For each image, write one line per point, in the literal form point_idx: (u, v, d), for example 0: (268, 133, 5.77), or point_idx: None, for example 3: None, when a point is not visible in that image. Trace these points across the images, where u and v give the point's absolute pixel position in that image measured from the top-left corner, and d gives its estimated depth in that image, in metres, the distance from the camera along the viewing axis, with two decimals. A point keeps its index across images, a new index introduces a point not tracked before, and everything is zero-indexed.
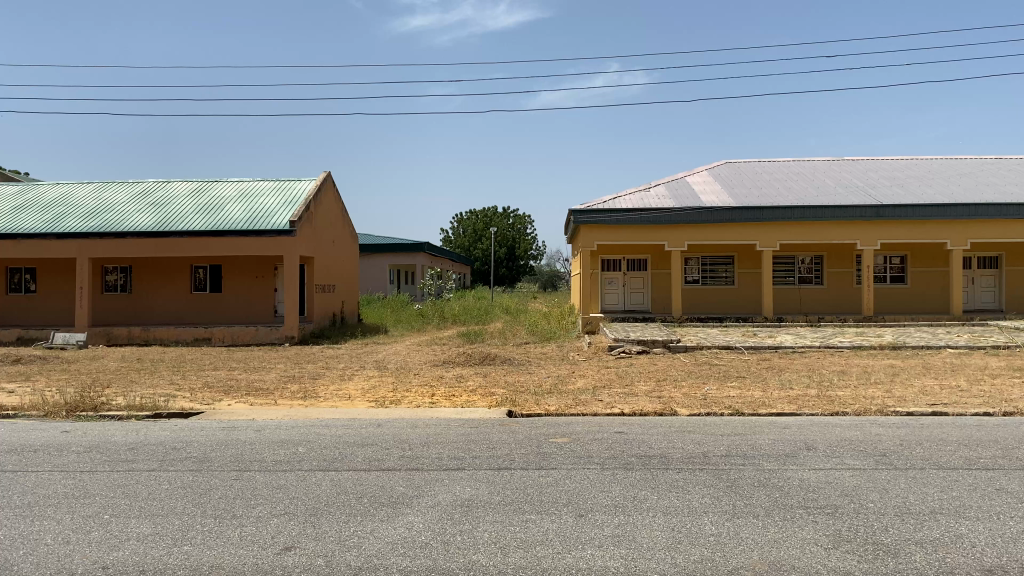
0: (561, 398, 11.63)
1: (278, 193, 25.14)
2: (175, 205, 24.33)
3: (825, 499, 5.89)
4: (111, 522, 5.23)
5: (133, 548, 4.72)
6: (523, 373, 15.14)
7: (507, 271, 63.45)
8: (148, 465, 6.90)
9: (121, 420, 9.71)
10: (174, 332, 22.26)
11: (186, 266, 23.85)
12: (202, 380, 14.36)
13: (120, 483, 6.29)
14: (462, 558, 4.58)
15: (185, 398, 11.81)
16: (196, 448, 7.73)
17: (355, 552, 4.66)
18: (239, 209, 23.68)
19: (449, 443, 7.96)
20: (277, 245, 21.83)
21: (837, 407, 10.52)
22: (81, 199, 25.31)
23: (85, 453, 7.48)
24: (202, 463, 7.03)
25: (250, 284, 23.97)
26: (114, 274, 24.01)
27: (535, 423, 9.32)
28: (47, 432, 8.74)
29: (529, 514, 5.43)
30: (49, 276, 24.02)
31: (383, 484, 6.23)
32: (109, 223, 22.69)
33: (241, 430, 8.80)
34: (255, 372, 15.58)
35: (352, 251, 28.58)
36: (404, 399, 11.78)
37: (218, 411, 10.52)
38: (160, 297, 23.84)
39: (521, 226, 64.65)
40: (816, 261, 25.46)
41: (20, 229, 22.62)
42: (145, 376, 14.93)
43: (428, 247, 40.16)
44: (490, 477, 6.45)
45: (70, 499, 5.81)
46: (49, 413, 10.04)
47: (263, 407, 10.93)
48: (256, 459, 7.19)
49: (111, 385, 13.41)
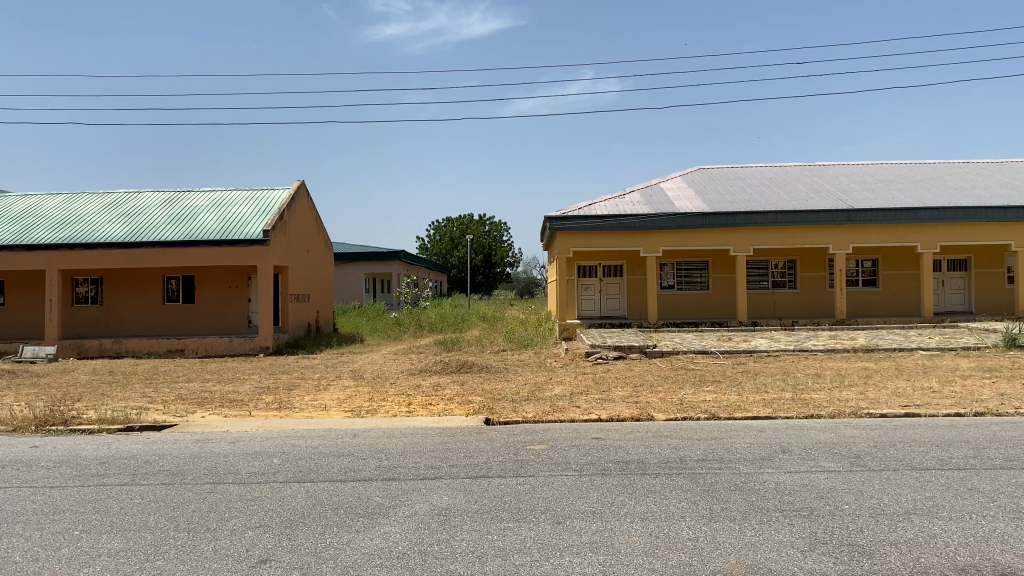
0: (538, 405, 11.63)
1: (252, 202, 24.94)
2: (147, 215, 24.03)
3: (800, 501, 5.92)
4: (81, 539, 5.13)
5: (104, 565, 4.63)
6: (500, 380, 15.13)
7: (483, 279, 63.52)
8: (120, 480, 6.80)
9: (92, 434, 9.57)
10: (147, 344, 21.99)
11: (159, 277, 23.58)
12: (176, 391, 14.22)
13: (91, 498, 6.18)
14: (440, 567, 4.56)
15: (158, 410, 11.64)
16: (170, 461, 7.64)
17: (331, 564, 4.61)
18: (212, 219, 23.47)
19: (427, 452, 7.94)
20: (252, 255, 21.65)
21: (813, 410, 10.64)
22: (51, 210, 24.95)
23: (57, 467, 7.37)
24: (176, 476, 6.95)
25: (224, 295, 23.78)
26: (85, 285, 23.71)
27: (513, 431, 9.31)
28: (16, 447, 8.59)
29: (507, 522, 5.41)
30: (18, 288, 23.66)
31: (360, 494, 6.19)
32: (79, 235, 22.36)
33: (216, 442, 8.72)
34: (231, 383, 15.43)
35: (326, 261, 28.39)
36: (382, 408, 11.72)
37: (192, 423, 10.37)
38: (133, 309, 23.57)
39: (497, 233, 64.88)
40: (790, 265, 25.68)
41: None
42: (117, 389, 14.66)
43: (403, 255, 40.43)
44: (467, 486, 6.42)
45: (39, 515, 5.70)
46: (18, 428, 9.85)
47: (238, 419, 10.81)
48: (231, 471, 7.12)
49: (82, 398, 13.16)
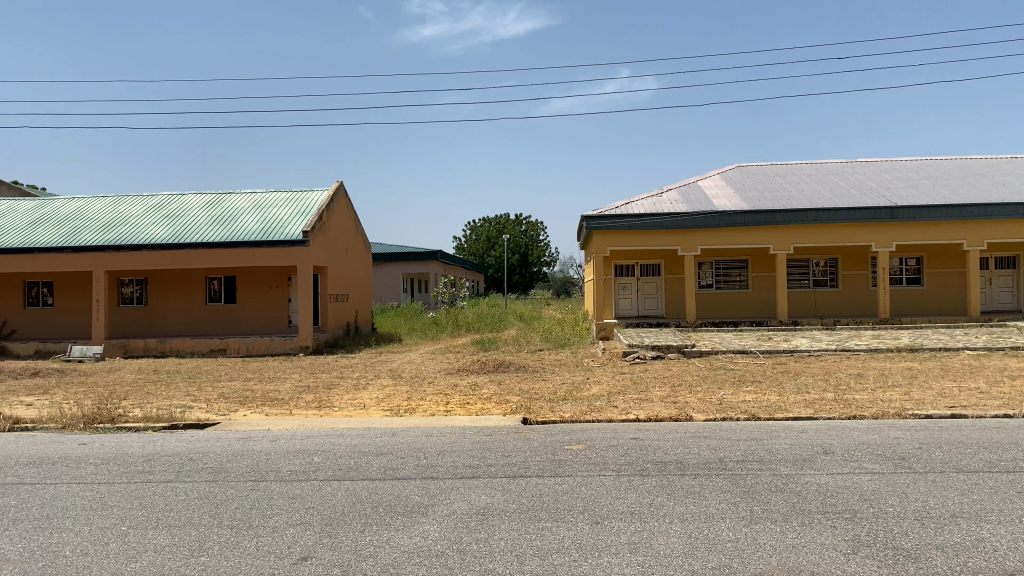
0: (576, 405, 11.59)
1: (292, 203, 25.25)
2: (190, 217, 24.45)
3: (843, 504, 5.83)
4: (128, 534, 5.24)
5: (150, 560, 4.73)
6: (538, 380, 15.14)
7: (520, 278, 63.57)
8: (165, 477, 6.93)
9: (138, 432, 9.77)
10: (190, 343, 22.37)
11: (201, 278, 23.99)
12: (218, 390, 14.45)
13: (137, 494, 6.31)
14: (478, 566, 4.57)
15: (202, 409, 11.83)
16: (213, 458, 7.77)
17: (371, 562, 4.65)
18: (252, 221, 23.79)
19: (465, 451, 7.97)
20: (292, 256, 21.93)
21: (856, 410, 10.45)
22: (97, 213, 25.50)
23: (104, 464, 7.53)
24: (218, 473, 7.06)
25: (265, 295, 24.10)
26: (130, 286, 24.21)
27: (550, 431, 9.31)
28: (66, 444, 8.80)
29: (545, 522, 5.41)
30: (66, 289, 24.24)
31: (398, 492, 6.24)
32: (124, 237, 22.82)
33: (258, 440, 8.84)
34: (272, 382, 15.66)
35: (364, 262, 28.67)
36: (420, 407, 11.80)
37: (234, 422, 10.53)
38: (176, 309, 24.00)
39: (533, 232, 64.86)
40: (831, 263, 25.29)
41: (37, 242, 22.80)
42: (162, 387, 14.95)
43: (440, 255, 40.66)
44: (505, 486, 6.43)
45: (88, 511, 5.83)
46: (67, 425, 10.08)
47: (280, 417, 10.95)
48: (272, 468, 7.22)
49: (128, 397, 13.44)
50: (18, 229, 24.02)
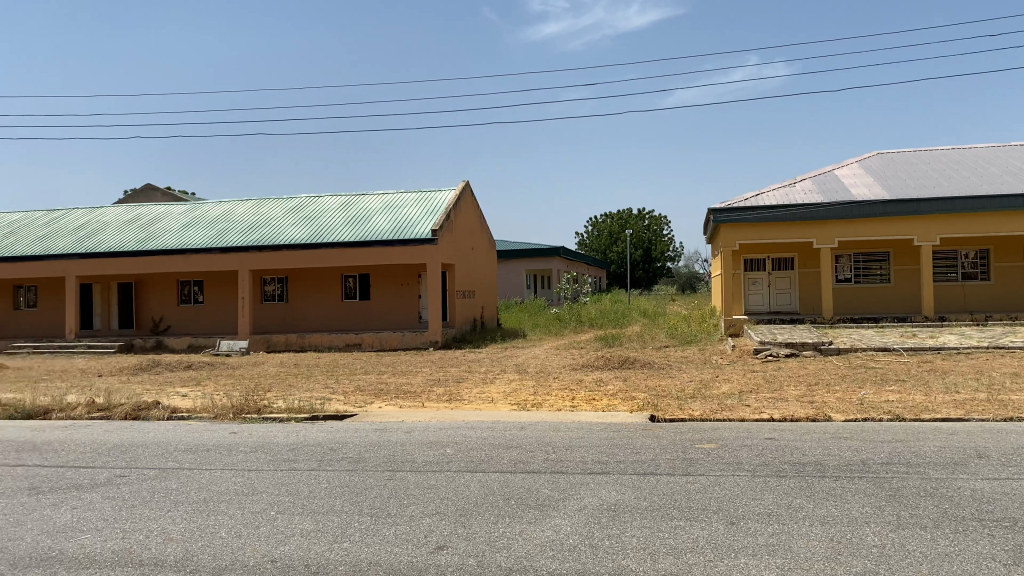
0: (705, 403, 11.34)
1: (420, 203, 25.95)
2: (325, 218, 25.54)
3: (1001, 511, 5.44)
4: (276, 519, 5.55)
5: (298, 544, 4.98)
6: (665, 377, 14.92)
7: (644, 274, 62.78)
8: (309, 465, 7.29)
9: (282, 422, 10.30)
10: (327, 338, 23.38)
11: (337, 276, 25.03)
12: (354, 383, 15.03)
13: (284, 481, 6.67)
14: (611, 562, 4.56)
15: (339, 401, 12.34)
16: (352, 448, 8.10)
17: (505, 553, 4.72)
18: (383, 220, 24.60)
19: (594, 447, 7.95)
20: (421, 254, 22.53)
21: (1013, 412, 9.73)
22: (241, 216, 27.04)
23: (253, 452, 7.99)
24: (357, 463, 7.36)
25: (395, 292, 24.87)
26: (271, 284, 25.55)
27: (680, 429, 9.16)
28: (218, 432, 9.39)
29: (678, 520, 5.34)
30: (215, 287, 25.86)
31: (530, 486, 6.30)
32: (266, 238, 24.09)
33: (392, 432, 9.14)
34: (403, 376, 16.16)
35: (490, 260, 29.11)
36: (546, 403, 11.88)
37: (369, 414, 10.92)
38: (314, 306, 25.14)
39: (657, 227, 63.93)
40: (982, 255, 23.64)
41: (189, 244, 24.41)
42: (302, 380, 15.70)
43: (563, 251, 40.73)
44: (636, 483, 6.38)
45: (240, 495, 6.21)
46: (219, 415, 10.75)
47: (412, 410, 11.27)
48: (407, 459, 7.45)
49: (272, 389, 14.20)
50: (173, 232, 25.78)
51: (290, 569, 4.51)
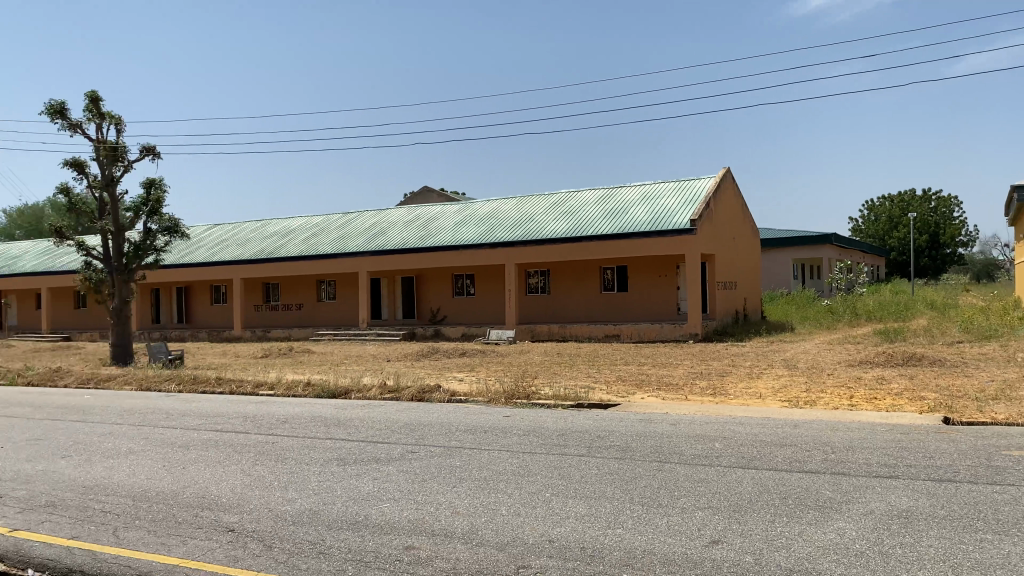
0: (1012, 406, 10.05)
1: (680, 193, 25.61)
2: (586, 211, 26.06)
3: None
4: (552, 501, 5.77)
5: (573, 526, 5.14)
6: (959, 375, 13.45)
7: (929, 261, 56.95)
8: (579, 451, 7.50)
9: (551, 408, 10.69)
10: (589, 329, 23.85)
11: (597, 268, 25.46)
12: (617, 374, 15.21)
13: (557, 465, 6.92)
14: (905, 573, 4.21)
15: (603, 391, 12.55)
16: (620, 437, 8.20)
17: (785, 553, 4.53)
18: (643, 211, 24.60)
19: (878, 449, 7.37)
20: (681, 244, 22.25)
21: None
22: (508, 212, 28.41)
23: (526, 436, 8.37)
24: (626, 451, 7.44)
25: (655, 284, 24.78)
26: (536, 277, 26.61)
27: (981, 433, 8.21)
28: (493, 416, 9.95)
29: (984, 533, 4.80)
30: (485, 280, 27.43)
31: (808, 486, 5.99)
32: (531, 232, 25.10)
33: (659, 423, 9.12)
34: (665, 368, 16.07)
35: (753, 249, 28.02)
36: (820, 400, 11.21)
37: (634, 404, 10.99)
38: (575, 297, 25.77)
39: (946, 209, 57.68)
40: None
41: (462, 240, 26.09)
42: (567, 369, 16.16)
43: (835, 239, 38.15)
44: (930, 490, 5.82)
45: (517, 476, 6.54)
46: (492, 400, 11.39)
47: (677, 402, 11.18)
48: (676, 451, 7.40)
49: (539, 376, 14.78)
50: (448, 229, 27.71)
51: (567, 550, 4.67)
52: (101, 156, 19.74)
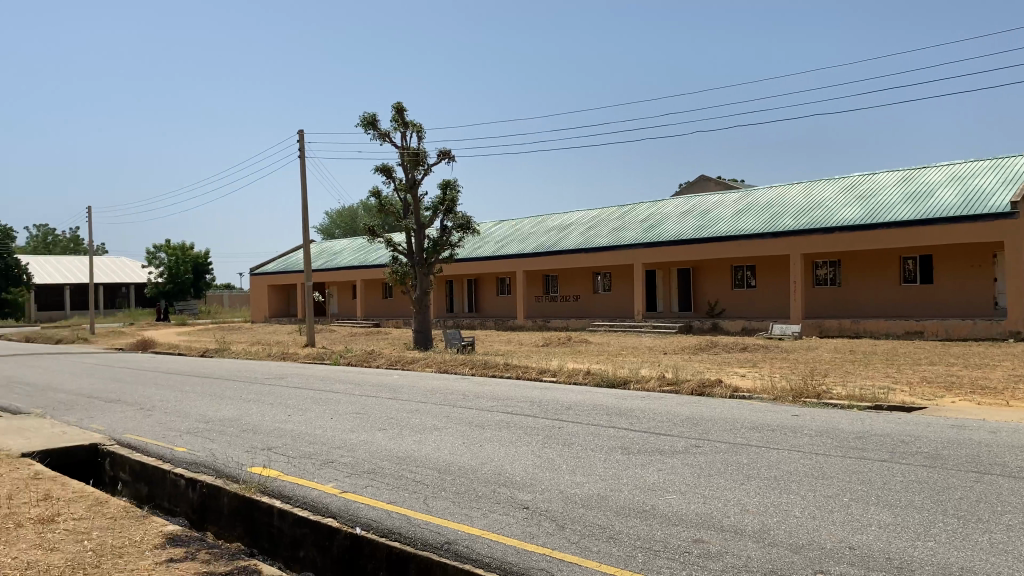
0: None
1: (997, 171, 22.71)
2: (882, 196, 24.03)
3: None
4: (851, 506, 5.41)
5: (877, 535, 4.78)
6: None
7: None
8: (879, 456, 6.95)
9: (844, 409, 10.01)
10: (885, 325, 21.97)
11: (895, 258, 23.41)
12: (919, 374, 13.86)
13: (855, 469, 6.47)
14: None
15: (904, 392, 11.51)
16: (928, 444, 7.47)
17: None
18: (950, 194, 22.16)
19: None
20: (998, 230, 19.74)
21: None
22: (793, 199, 27.01)
23: (818, 437, 7.92)
24: (937, 460, 6.76)
25: (966, 275, 22.21)
26: (824, 268, 25.09)
27: None
28: (780, 414, 9.53)
29: None
30: (767, 272, 26.41)
31: None
32: (818, 220, 23.67)
33: (975, 431, 8.16)
34: (978, 369, 14.36)
35: None
36: None
37: (942, 408, 9.95)
38: (870, 289, 23.90)
39: None
40: None
41: (742, 230, 25.25)
42: (860, 368, 15.03)
43: None
44: None
45: (810, 478, 6.21)
46: (778, 397, 10.91)
47: (996, 408, 9.95)
48: (999, 462, 6.59)
49: (829, 375, 13.91)
50: (727, 219, 26.96)
51: (871, 560, 4.35)
52: (404, 162, 21.76)
